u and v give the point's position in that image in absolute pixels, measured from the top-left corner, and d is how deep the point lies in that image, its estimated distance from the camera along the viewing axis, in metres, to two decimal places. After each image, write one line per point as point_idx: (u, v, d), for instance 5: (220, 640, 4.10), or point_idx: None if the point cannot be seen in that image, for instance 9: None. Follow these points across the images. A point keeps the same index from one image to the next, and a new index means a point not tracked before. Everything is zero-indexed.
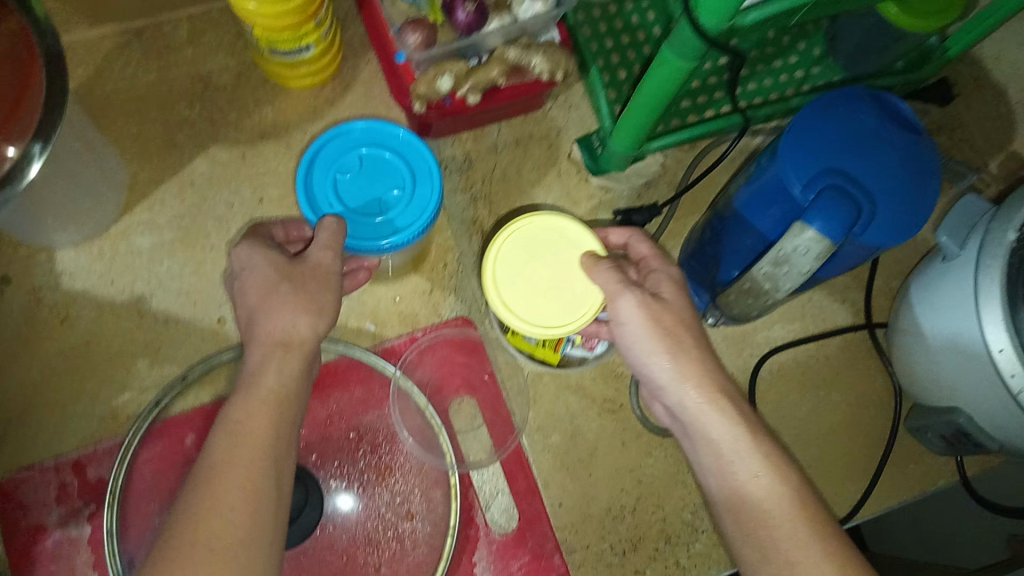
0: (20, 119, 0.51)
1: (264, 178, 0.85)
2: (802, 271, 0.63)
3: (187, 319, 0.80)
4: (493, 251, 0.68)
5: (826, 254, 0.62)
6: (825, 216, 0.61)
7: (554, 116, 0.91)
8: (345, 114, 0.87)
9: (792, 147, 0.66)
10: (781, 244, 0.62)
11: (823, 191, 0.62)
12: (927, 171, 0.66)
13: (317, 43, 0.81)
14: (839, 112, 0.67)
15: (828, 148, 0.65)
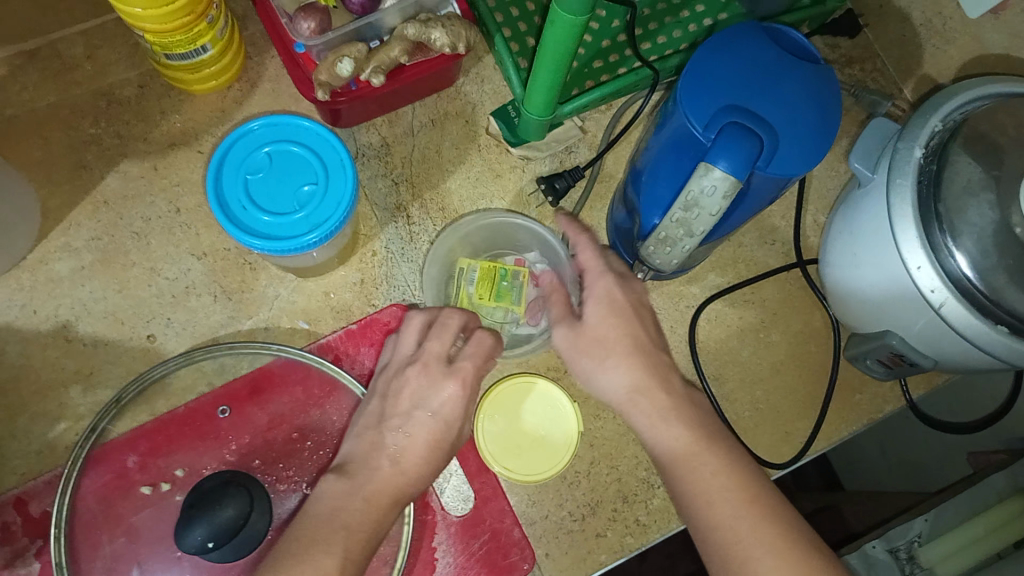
0: None
1: (179, 188, 0.83)
2: (712, 212, 0.63)
3: (117, 340, 0.79)
4: (481, 434, 0.78)
5: (734, 192, 0.63)
6: (727, 156, 0.61)
7: (468, 91, 0.90)
8: (254, 113, 0.86)
9: (690, 89, 0.66)
10: (690, 187, 0.63)
11: (723, 130, 0.62)
12: (827, 99, 0.67)
13: (214, 43, 0.79)
14: (734, 48, 0.67)
15: (726, 87, 0.66)
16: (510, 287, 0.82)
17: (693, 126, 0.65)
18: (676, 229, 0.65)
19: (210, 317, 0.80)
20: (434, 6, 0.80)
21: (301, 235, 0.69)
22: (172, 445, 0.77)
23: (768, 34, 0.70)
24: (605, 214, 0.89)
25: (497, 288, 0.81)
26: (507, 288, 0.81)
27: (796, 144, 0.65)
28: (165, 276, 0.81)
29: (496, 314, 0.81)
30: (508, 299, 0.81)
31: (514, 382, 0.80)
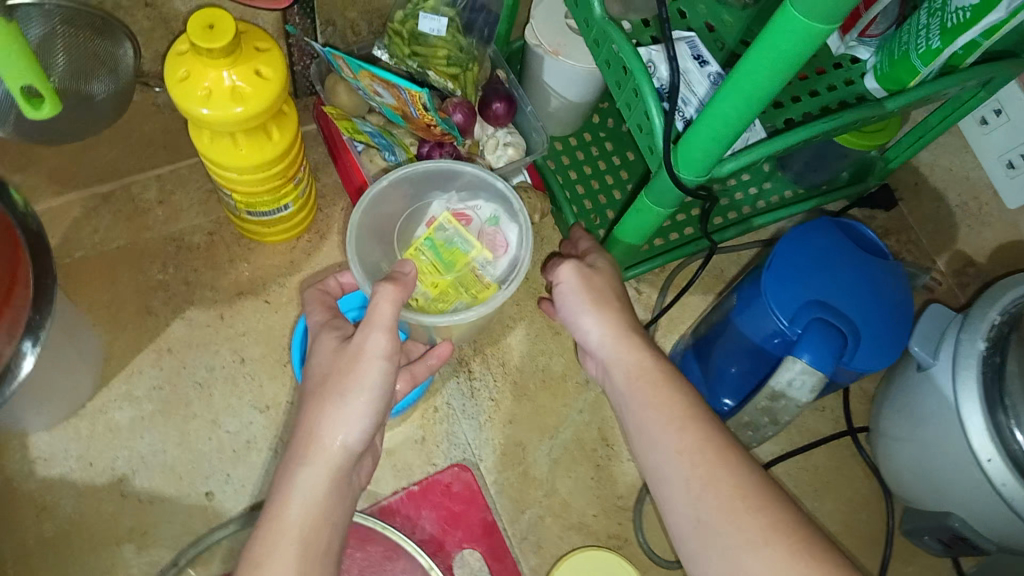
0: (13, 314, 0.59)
1: (245, 337, 0.83)
2: (799, 404, 0.64)
3: (172, 495, 0.77)
4: None
5: (819, 385, 0.64)
6: (813, 349, 0.63)
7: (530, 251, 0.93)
8: (323, 264, 0.87)
9: (774, 282, 0.69)
10: (775, 378, 0.64)
11: (809, 326, 0.65)
12: (899, 293, 0.70)
13: (295, 200, 0.81)
14: (813, 243, 0.71)
15: (808, 281, 0.69)
16: (440, 233, 0.74)
17: (780, 318, 0.68)
18: (761, 416, 0.66)
19: (270, 473, 0.79)
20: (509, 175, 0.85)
21: None
22: None
23: (841, 228, 0.74)
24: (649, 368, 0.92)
25: (437, 256, 0.74)
26: (446, 245, 0.74)
27: (875, 340, 0.68)
28: (227, 429, 0.80)
29: (463, 283, 0.73)
30: (460, 252, 0.74)
31: (584, 555, 0.80)
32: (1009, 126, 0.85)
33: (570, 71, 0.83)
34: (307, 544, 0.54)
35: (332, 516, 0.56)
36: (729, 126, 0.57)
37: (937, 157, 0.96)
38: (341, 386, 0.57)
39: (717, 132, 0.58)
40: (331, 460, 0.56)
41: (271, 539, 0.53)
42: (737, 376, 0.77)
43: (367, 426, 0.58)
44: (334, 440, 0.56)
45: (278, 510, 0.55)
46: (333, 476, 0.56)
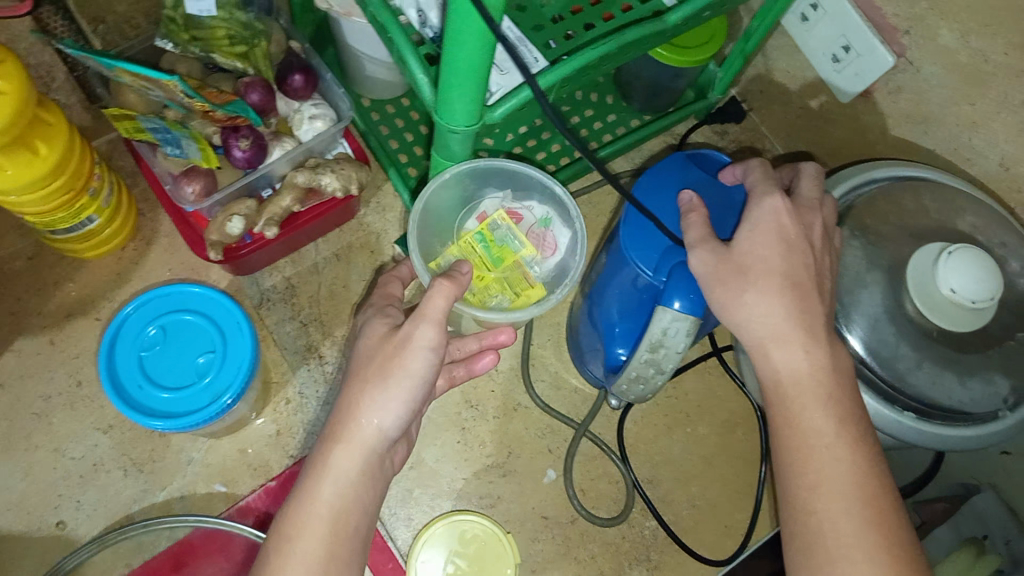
0: None
1: (79, 359, 0.81)
2: (678, 351, 0.63)
3: (23, 531, 0.75)
4: None
5: (695, 328, 0.62)
6: (680, 293, 0.61)
7: (371, 221, 0.89)
8: (153, 272, 0.84)
9: (630, 234, 0.67)
10: (650, 330, 0.62)
11: (673, 271, 0.63)
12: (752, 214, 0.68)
13: (100, 211, 0.78)
14: (661, 183, 0.69)
15: (676, 223, 0.66)
16: (492, 229, 0.72)
17: (645, 271, 0.66)
18: (647, 369, 0.64)
19: (122, 492, 0.77)
20: (323, 149, 0.81)
21: (202, 408, 0.67)
22: None
23: (693, 159, 0.72)
24: (560, 329, 0.89)
25: (489, 253, 0.72)
26: (498, 242, 0.72)
27: None
28: (72, 455, 0.78)
29: (512, 282, 0.71)
30: (511, 251, 0.72)
31: (446, 523, 0.79)
32: (826, 19, 0.82)
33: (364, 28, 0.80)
34: (337, 527, 0.52)
35: (365, 502, 0.54)
36: (465, 70, 0.54)
37: (773, 61, 0.93)
38: (384, 370, 0.54)
39: (462, 83, 0.56)
40: (368, 447, 0.54)
41: (303, 519, 0.52)
42: (622, 332, 0.73)
43: (405, 413, 0.55)
44: (371, 423, 0.54)
45: (312, 488, 0.53)
46: (367, 455, 0.54)
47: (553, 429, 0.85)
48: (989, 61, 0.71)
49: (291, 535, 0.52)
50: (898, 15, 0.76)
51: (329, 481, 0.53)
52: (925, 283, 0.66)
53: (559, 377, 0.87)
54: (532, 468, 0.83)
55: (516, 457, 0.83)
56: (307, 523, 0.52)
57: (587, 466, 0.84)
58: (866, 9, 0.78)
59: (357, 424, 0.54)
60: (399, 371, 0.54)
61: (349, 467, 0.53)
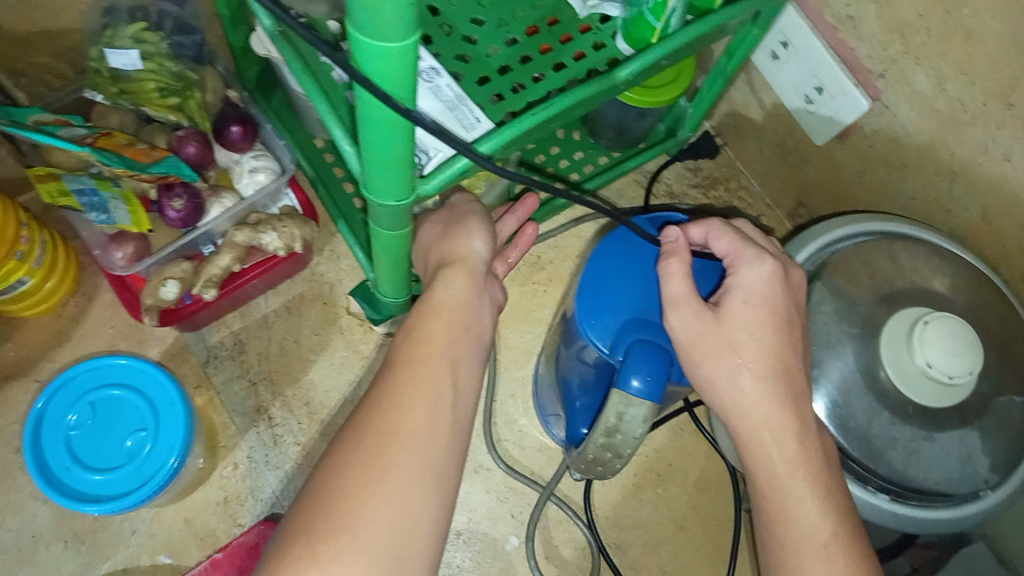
0: None
1: (16, 424, 0.77)
2: (636, 436, 0.57)
3: None
4: None
5: (654, 413, 0.56)
6: (640, 372, 0.55)
7: (323, 271, 0.86)
8: (94, 331, 0.81)
9: (586, 306, 0.61)
10: (605, 416, 0.56)
11: (631, 349, 0.57)
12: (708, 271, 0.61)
13: (32, 274, 0.74)
14: (624, 253, 0.63)
15: (639, 296, 0.61)
16: None
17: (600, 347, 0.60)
18: (604, 454, 0.58)
19: (61, 567, 0.74)
20: (266, 205, 0.78)
21: (131, 491, 0.64)
22: None
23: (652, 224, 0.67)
24: (524, 383, 0.85)
25: None
26: None
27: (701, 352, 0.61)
28: (9, 528, 0.75)
29: None
30: None
31: None
32: (798, 58, 0.77)
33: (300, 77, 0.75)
34: (461, 330, 0.52)
35: (478, 326, 0.54)
36: (388, 152, 0.50)
37: (747, 97, 0.89)
38: (455, 227, 0.61)
39: (390, 164, 0.51)
40: (470, 266, 0.57)
41: (421, 336, 0.50)
42: (585, 409, 0.65)
43: (489, 238, 0.60)
44: (466, 249, 0.58)
45: (423, 312, 0.52)
46: (469, 273, 0.56)
47: (516, 491, 0.81)
48: (966, 109, 0.66)
49: (415, 357, 0.49)
50: (872, 57, 0.71)
51: (440, 293, 0.53)
52: (901, 355, 0.61)
53: (525, 435, 0.83)
54: (493, 534, 0.79)
55: (479, 523, 0.80)
56: (426, 344, 0.50)
57: (552, 530, 0.80)
58: (838, 48, 0.73)
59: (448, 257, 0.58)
60: (467, 222, 0.60)
61: (453, 289, 0.54)
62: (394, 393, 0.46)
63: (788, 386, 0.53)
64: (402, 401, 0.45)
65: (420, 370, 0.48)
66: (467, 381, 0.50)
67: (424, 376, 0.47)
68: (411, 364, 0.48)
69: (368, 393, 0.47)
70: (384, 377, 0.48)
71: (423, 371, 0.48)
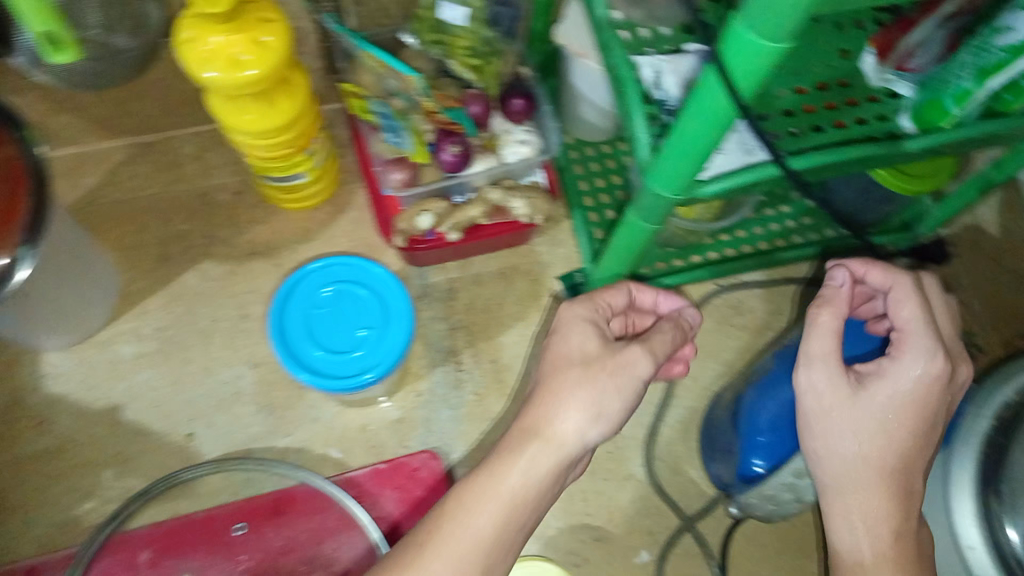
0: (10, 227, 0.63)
1: (251, 295, 0.87)
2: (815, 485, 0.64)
3: (157, 431, 0.82)
4: None
5: None
6: None
7: (540, 251, 0.92)
8: (335, 238, 0.90)
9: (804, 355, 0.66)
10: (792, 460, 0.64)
11: None
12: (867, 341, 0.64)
13: (310, 171, 0.84)
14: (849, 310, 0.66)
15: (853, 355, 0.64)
16: None
17: None
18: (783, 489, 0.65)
19: (249, 427, 0.83)
20: (521, 173, 0.83)
21: (347, 375, 0.71)
22: (183, 548, 0.78)
23: None
24: (693, 413, 0.87)
25: None
26: None
27: None
28: (218, 377, 0.84)
29: None
30: None
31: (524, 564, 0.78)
32: None
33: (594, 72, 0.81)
34: (507, 523, 0.54)
35: (540, 503, 0.56)
36: (692, 143, 0.54)
37: None
38: (595, 373, 0.57)
39: (685, 155, 0.56)
40: (562, 450, 0.56)
41: (486, 499, 0.54)
42: (762, 442, 0.69)
43: (607, 427, 0.57)
44: (570, 429, 0.56)
45: (504, 470, 0.55)
46: (559, 463, 0.55)
47: (657, 510, 0.83)
48: None
49: (462, 517, 0.53)
50: None
51: (522, 481, 0.55)
52: None
53: (681, 461, 0.85)
54: (625, 542, 0.82)
55: (615, 526, 0.82)
56: (478, 507, 0.54)
57: (681, 559, 0.81)
58: None
59: (603, 346, 0.60)
60: (590, 381, 0.57)
61: (540, 471, 0.55)
62: (423, 547, 0.52)
63: (915, 487, 0.56)
64: (423, 553, 0.52)
65: (468, 514, 0.53)
66: (502, 556, 0.54)
67: (472, 540, 0.52)
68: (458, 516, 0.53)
69: (434, 508, 0.55)
70: (433, 515, 0.55)
71: (473, 532, 0.53)
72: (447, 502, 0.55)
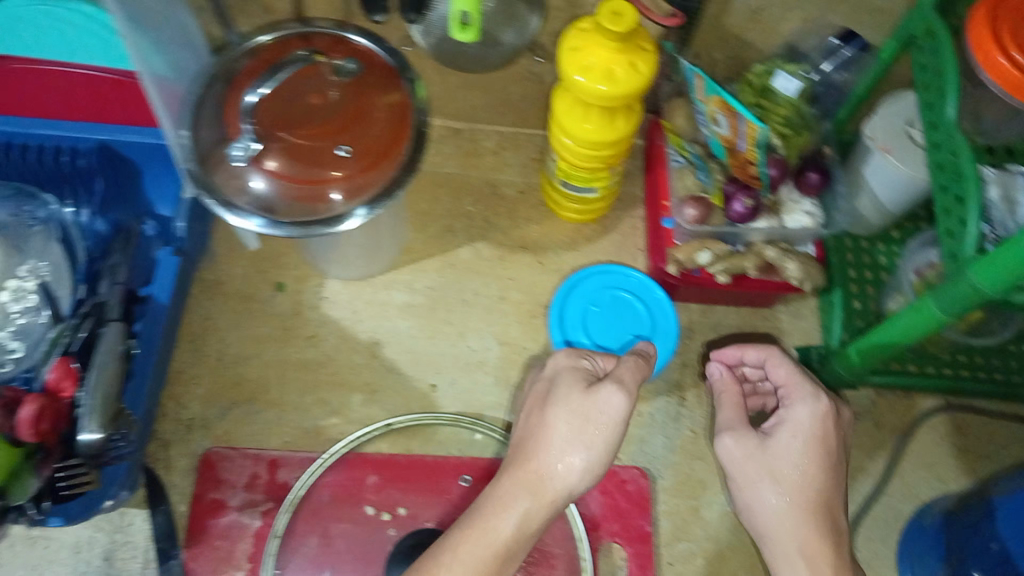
0: (377, 169, 0.73)
1: (511, 282, 0.96)
2: None
3: (406, 374, 0.91)
4: None
5: None
6: None
7: (779, 321, 0.99)
8: (598, 254, 0.98)
9: None
10: None
11: None
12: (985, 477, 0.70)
13: (603, 188, 0.92)
14: None
15: None
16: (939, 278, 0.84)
17: None
18: None
19: (487, 395, 0.91)
20: (796, 240, 0.90)
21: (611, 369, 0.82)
22: (407, 483, 0.87)
23: None
24: (886, 510, 0.92)
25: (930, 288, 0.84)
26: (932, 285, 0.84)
27: None
28: (469, 344, 0.93)
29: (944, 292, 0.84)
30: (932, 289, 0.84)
31: None
32: None
33: (893, 173, 0.86)
34: (503, 554, 0.64)
35: (522, 544, 0.65)
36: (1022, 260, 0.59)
37: None
38: (554, 416, 0.68)
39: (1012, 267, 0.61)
40: (541, 484, 0.66)
41: (476, 531, 0.64)
42: None
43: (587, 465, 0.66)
44: (553, 467, 0.66)
45: (498, 516, 0.65)
46: (538, 496, 0.65)
47: None
48: None
49: (479, 544, 0.63)
50: None
51: (505, 520, 0.65)
52: None
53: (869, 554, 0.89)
54: None
55: None
56: (479, 539, 0.64)
57: None
58: None
59: (587, 389, 0.69)
60: (548, 424, 0.67)
61: (521, 508, 0.65)
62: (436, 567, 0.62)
63: (817, 510, 0.71)
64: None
65: (472, 540, 0.63)
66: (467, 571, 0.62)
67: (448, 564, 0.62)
68: (458, 543, 0.63)
69: (443, 536, 0.65)
70: (447, 536, 0.65)
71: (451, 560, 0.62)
72: (458, 528, 0.65)
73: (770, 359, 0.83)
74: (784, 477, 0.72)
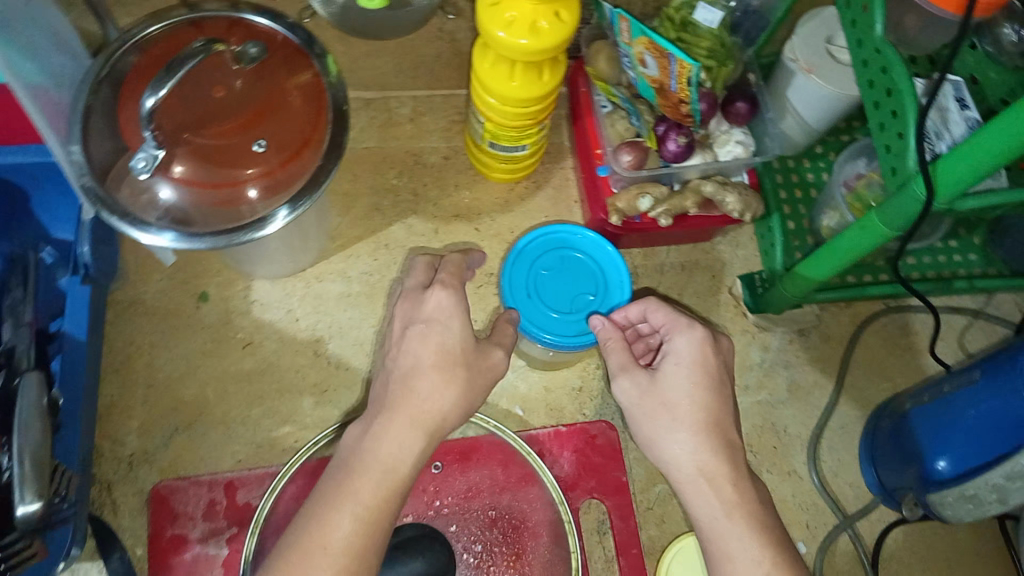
0: (299, 161, 0.67)
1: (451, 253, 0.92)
2: None
3: (356, 367, 0.86)
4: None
5: None
6: None
7: (721, 251, 0.97)
8: (534, 211, 0.95)
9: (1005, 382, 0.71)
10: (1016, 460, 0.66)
11: None
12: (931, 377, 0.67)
13: (532, 144, 0.88)
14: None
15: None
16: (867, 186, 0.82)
17: None
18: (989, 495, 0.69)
19: None
20: (730, 171, 0.88)
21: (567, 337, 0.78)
22: None
23: None
24: (855, 421, 0.92)
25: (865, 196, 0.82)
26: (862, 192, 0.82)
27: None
28: None
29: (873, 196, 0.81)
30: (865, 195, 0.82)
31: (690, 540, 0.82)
32: None
33: (818, 91, 0.85)
34: (384, 503, 0.59)
35: (403, 490, 0.60)
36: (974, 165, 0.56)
37: None
38: (405, 363, 0.64)
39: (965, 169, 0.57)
40: (421, 423, 0.62)
41: (347, 495, 0.58)
42: (954, 445, 0.75)
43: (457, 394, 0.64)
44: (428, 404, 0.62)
45: (370, 467, 0.60)
46: (423, 435, 0.61)
47: (818, 507, 0.87)
48: None
49: (351, 502, 0.58)
50: None
51: (384, 459, 0.60)
52: None
53: (842, 465, 0.90)
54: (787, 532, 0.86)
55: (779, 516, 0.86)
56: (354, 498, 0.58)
57: (837, 556, 0.86)
58: None
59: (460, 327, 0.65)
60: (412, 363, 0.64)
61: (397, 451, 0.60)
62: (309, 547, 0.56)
63: (709, 436, 0.65)
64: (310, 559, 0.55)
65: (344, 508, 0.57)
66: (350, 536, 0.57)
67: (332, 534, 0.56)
68: (332, 507, 0.57)
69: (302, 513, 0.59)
70: (303, 514, 0.59)
71: (332, 531, 0.57)
72: (322, 498, 0.59)
73: (647, 306, 0.73)
74: (680, 411, 0.65)
